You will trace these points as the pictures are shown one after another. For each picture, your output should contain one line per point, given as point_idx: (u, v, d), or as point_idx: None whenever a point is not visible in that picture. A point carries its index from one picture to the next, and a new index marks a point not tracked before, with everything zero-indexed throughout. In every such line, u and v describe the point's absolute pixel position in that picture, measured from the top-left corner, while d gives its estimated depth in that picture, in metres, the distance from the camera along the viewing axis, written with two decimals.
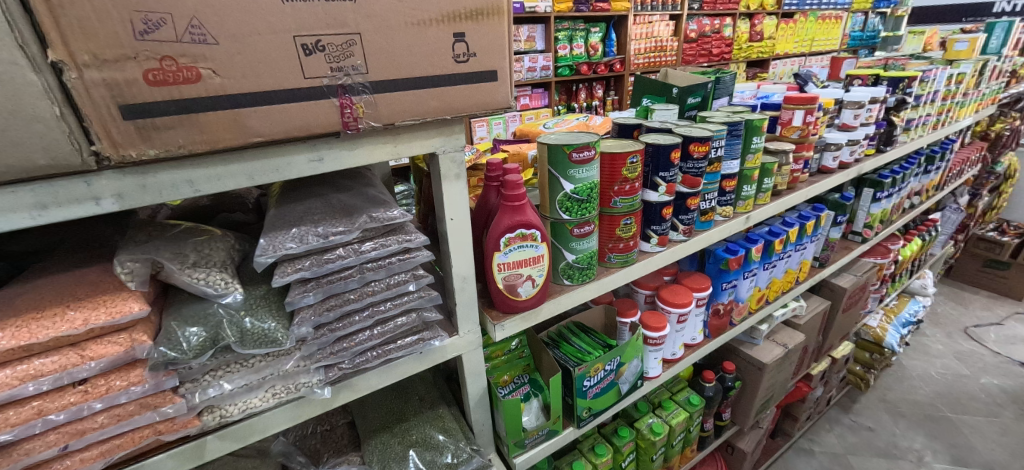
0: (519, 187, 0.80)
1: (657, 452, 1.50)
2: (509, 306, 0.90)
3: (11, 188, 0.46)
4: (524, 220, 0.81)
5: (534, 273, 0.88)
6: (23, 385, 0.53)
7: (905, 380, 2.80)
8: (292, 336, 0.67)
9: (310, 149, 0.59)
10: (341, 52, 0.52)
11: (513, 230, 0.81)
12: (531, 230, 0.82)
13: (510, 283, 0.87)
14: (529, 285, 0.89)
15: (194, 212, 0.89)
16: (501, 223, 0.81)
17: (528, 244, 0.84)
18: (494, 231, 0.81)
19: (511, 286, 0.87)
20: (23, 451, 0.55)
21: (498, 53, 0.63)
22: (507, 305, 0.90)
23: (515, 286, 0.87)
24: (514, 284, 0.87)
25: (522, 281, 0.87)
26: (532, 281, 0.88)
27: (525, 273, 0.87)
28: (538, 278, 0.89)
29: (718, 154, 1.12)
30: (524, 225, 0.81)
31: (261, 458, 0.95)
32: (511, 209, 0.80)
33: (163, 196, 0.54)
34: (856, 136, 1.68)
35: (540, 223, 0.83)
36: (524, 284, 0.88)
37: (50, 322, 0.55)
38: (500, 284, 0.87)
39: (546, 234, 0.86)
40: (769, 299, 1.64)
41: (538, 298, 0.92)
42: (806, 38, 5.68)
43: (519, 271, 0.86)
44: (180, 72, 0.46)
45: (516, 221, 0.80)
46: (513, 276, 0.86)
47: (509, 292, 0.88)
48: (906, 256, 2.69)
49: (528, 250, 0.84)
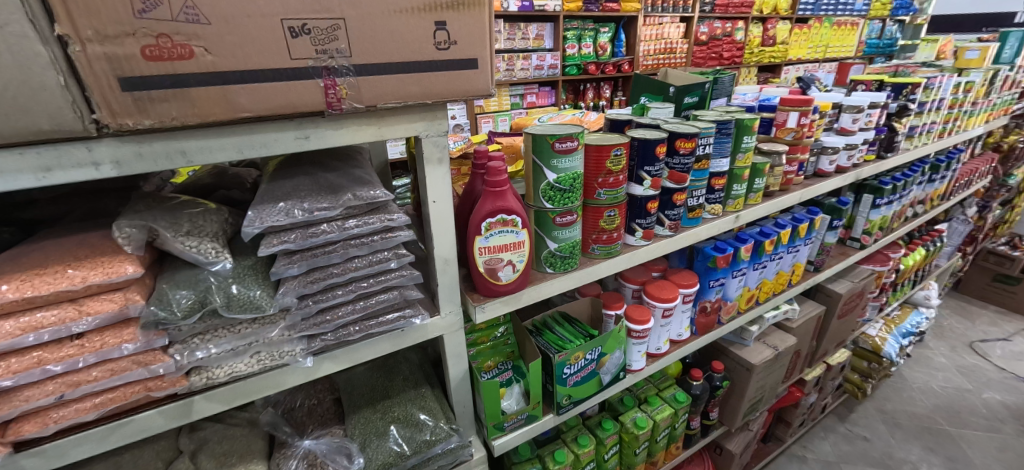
0: (501, 173, 0.83)
1: (640, 446, 1.53)
2: (490, 290, 0.93)
3: (18, 150, 0.50)
4: (504, 205, 0.84)
5: (515, 258, 0.91)
6: (25, 335, 0.58)
7: (904, 391, 2.79)
8: (276, 304, 0.71)
9: (297, 127, 0.63)
10: (326, 35, 0.56)
11: (494, 214, 0.84)
12: (512, 215, 0.85)
13: (491, 267, 0.90)
14: (510, 270, 0.91)
15: (195, 188, 0.94)
16: (482, 208, 0.84)
17: (508, 230, 0.87)
18: (476, 215, 0.84)
19: (492, 270, 0.90)
20: (23, 398, 0.60)
21: (479, 42, 0.66)
22: (489, 289, 0.93)
23: (495, 270, 0.91)
24: (495, 269, 0.90)
25: (502, 266, 0.90)
26: (513, 266, 0.91)
27: (505, 257, 0.90)
28: (519, 263, 0.92)
29: (706, 151, 1.14)
30: (504, 210, 0.84)
31: (250, 428, 1.02)
32: (493, 195, 0.84)
33: (157, 165, 0.58)
34: (854, 141, 1.67)
35: (521, 209, 0.86)
36: (505, 269, 0.91)
37: (52, 278, 0.60)
38: (481, 268, 0.90)
39: (527, 221, 0.89)
40: (760, 300, 1.65)
41: (519, 283, 0.95)
42: (821, 44, 5.62)
43: (499, 255, 0.89)
44: (175, 49, 0.50)
45: (496, 206, 0.84)
46: (494, 261, 0.89)
47: (490, 276, 0.91)
48: (909, 266, 2.67)
49: (509, 236, 0.88)
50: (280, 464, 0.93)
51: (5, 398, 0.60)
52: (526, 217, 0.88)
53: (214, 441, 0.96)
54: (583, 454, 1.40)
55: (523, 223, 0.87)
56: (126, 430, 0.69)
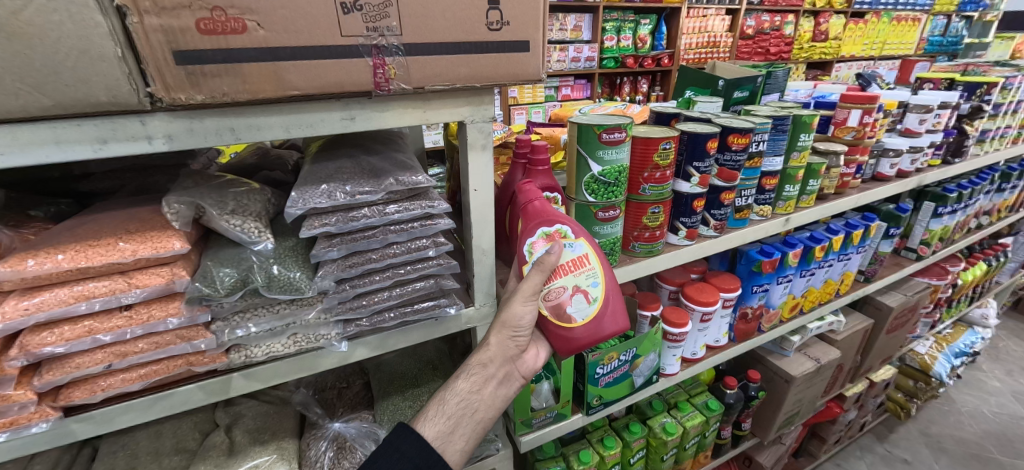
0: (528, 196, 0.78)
1: (667, 453, 1.47)
2: (566, 340, 0.80)
3: (76, 121, 0.50)
4: (545, 217, 0.79)
5: (585, 283, 0.78)
6: (78, 304, 0.60)
7: (952, 415, 2.61)
8: (314, 287, 0.71)
9: (343, 108, 0.62)
10: (378, 12, 0.54)
11: (534, 232, 0.79)
12: (554, 227, 0.78)
13: (558, 304, 0.79)
14: (583, 300, 0.78)
15: (239, 167, 0.95)
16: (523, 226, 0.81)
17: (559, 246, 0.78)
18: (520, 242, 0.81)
19: (557, 308, 0.79)
20: (74, 364, 0.62)
21: (533, 24, 0.63)
22: (569, 337, 0.80)
23: (563, 307, 0.79)
24: (560, 304, 0.79)
25: (569, 298, 0.78)
26: (582, 292, 0.78)
27: (566, 284, 0.78)
28: (593, 288, 0.79)
29: (760, 149, 1.07)
30: (545, 223, 0.78)
31: (282, 406, 1.03)
32: (530, 212, 0.81)
33: (207, 142, 0.57)
34: (920, 143, 1.55)
35: (564, 218, 0.79)
36: (572, 301, 0.78)
37: (104, 250, 0.61)
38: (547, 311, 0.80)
39: (577, 229, 0.79)
40: (805, 309, 1.57)
41: (606, 315, 0.80)
42: (877, 40, 5.30)
43: (556, 284, 0.78)
44: (228, 22, 0.49)
45: (536, 222, 0.79)
46: (555, 291, 0.78)
47: (556, 319, 0.80)
48: (967, 281, 2.49)
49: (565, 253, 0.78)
50: (311, 445, 0.94)
51: (58, 363, 0.62)
52: (575, 227, 0.79)
53: (248, 416, 0.98)
54: (609, 456, 1.37)
55: (574, 233, 0.78)
56: (168, 402, 0.70)
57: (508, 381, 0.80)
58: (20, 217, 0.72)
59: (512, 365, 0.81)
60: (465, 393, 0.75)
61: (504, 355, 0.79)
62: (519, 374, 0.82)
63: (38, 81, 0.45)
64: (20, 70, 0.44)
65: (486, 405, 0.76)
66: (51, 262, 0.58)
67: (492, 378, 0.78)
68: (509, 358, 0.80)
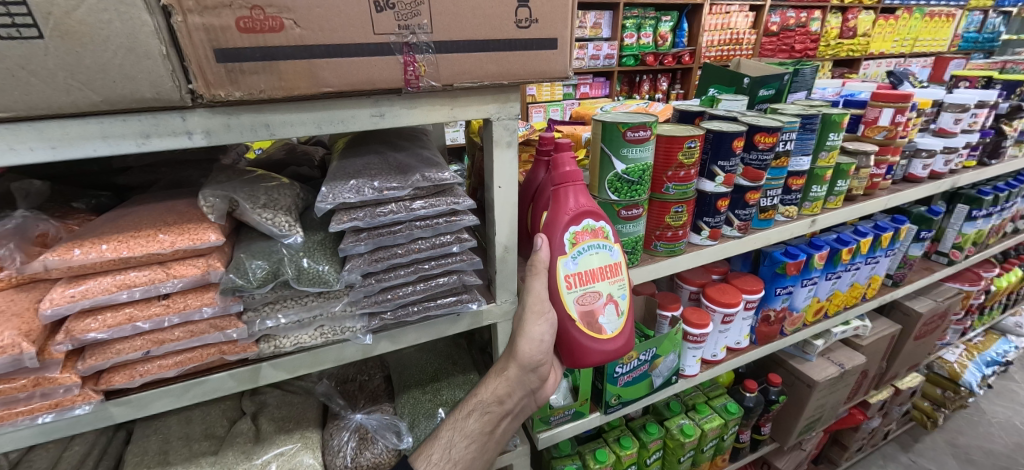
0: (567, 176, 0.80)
1: (685, 454, 1.46)
2: (592, 351, 0.81)
3: (122, 117, 0.53)
4: (591, 210, 0.81)
5: (618, 294, 0.83)
6: (119, 292, 0.62)
7: (981, 425, 2.52)
8: (342, 280, 0.72)
9: (373, 104, 0.63)
10: (409, 10, 0.55)
11: (580, 222, 0.79)
12: (597, 222, 0.81)
13: (590, 305, 0.80)
14: (614, 311, 0.82)
15: (267, 162, 0.97)
16: (565, 214, 0.79)
17: (603, 246, 0.81)
18: (557, 226, 0.79)
19: (590, 315, 0.80)
20: (115, 350, 0.65)
21: (561, 21, 0.64)
22: (599, 350, 0.81)
23: (595, 316, 0.81)
24: (593, 310, 0.80)
25: (603, 307, 0.81)
26: (615, 302, 0.82)
27: (602, 290, 0.81)
28: (622, 301, 0.83)
29: (787, 148, 1.05)
30: (591, 216, 0.80)
31: (306, 396, 1.06)
32: (566, 194, 0.80)
33: (243, 137, 0.59)
34: (955, 144, 1.50)
35: (606, 218, 0.83)
36: (605, 311, 0.81)
37: (144, 241, 0.63)
38: (577, 311, 0.79)
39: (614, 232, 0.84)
40: (829, 314, 1.53)
41: (626, 329, 0.85)
42: (908, 36, 5.13)
43: (593, 287, 0.80)
44: (266, 21, 0.50)
45: (582, 211, 0.80)
46: (591, 295, 0.80)
47: (587, 327, 0.80)
48: (1001, 287, 2.40)
49: (602, 254, 0.81)
50: (333, 434, 0.95)
51: (100, 349, 0.64)
52: (614, 230, 0.84)
53: (273, 405, 1.01)
54: (625, 456, 1.37)
55: (616, 236, 0.83)
56: (200, 389, 0.72)
57: (520, 415, 0.90)
58: (63, 209, 0.75)
59: (529, 399, 0.89)
60: (477, 434, 0.85)
61: (522, 391, 0.87)
62: (535, 404, 0.91)
63: (87, 77, 0.47)
64: (73, 67, 0.46)
65: (495, 442, 0.88)
66: (95, 251, 0.61)
67: (507, 414, 0.87)
68: (528, 392, 0.87)
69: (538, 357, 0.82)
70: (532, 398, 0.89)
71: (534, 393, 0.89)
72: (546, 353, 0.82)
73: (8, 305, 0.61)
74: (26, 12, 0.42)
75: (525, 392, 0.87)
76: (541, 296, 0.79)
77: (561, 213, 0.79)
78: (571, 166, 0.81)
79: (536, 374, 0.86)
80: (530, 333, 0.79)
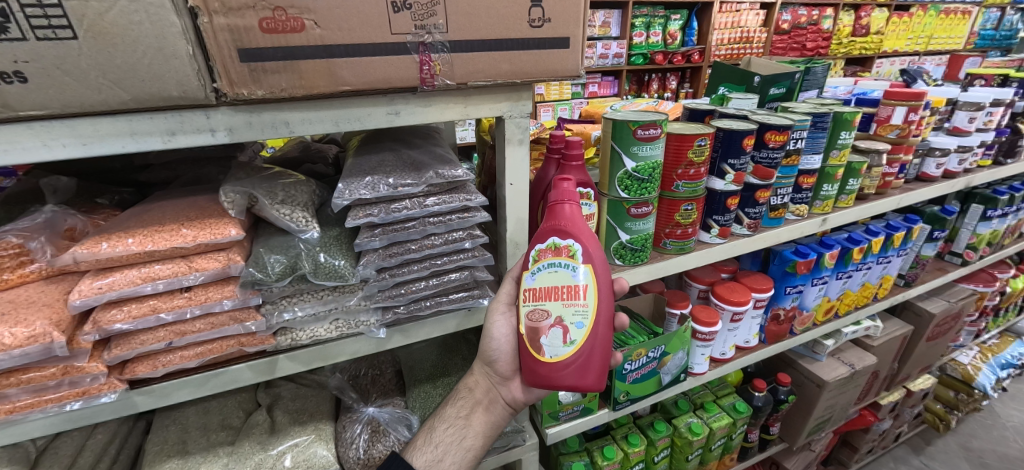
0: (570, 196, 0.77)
1: (692, 453, 1.46)
2: (533, 369, 0.77)
3: (149, 114, 0.55)
4: (561, 227, 0.75)
5: (570, 320, 0.74)
6: (144, 284, 0.65)
7: (995, 429, 2.49)
8: (356, 274, 0.74)
9: (388, 102, 0.65)
10: (426, 10, 0.56)
11: (545, 239, 0.76)
12: (565, 241, 0.75)
13: (534, 323, 0.76)
14: (560, 337, 0.74)
15: (283, 160, 0.99)
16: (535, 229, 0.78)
17: (563, 265, 0.75)
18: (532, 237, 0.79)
19: (534, 332, 0.76)
20: (139, 341, 0.67)
21: (573, 21, 0.65)
22: (536, 369, 0.76)
23: (538, 335, 0.75)
24: (537, 329, 0.75)
25: (548, 328, 0.75)
26: (562, 328, 0.74)
27: (552, 311, 0.75)
28: (575, 329, 0.74)
29: (798, 146, 1.05)
30: (559, 234, 0.75)
31: (319, 390, 1.07)
32: (558, 214, 0.76)
33: (264, 134, 0.61)
34: (969, 143, 1.48)
35: (581, 236, 0.75)
36: (549, 333, 0.75)
37: (169, 235, 0.65)
38: (523, 326, 0.77)
39: (587, 257, 0.75)
40: (840, 313, 1.52)
41: (579, 364, 0.74)
42: (922, 34, 5.07)
43: (543, 305, 0.76)
44: (288, 22, 0.52)
45: (550, 228, 0.76)
46: (539, 313, 0.76)
47: (529, 343, 0.76)
48: (1016, 288, 2.37)
49: (562, 274, 0.75)
50: (346, 427, 0.97)
51: (125, 339, 0.66)
52: (589, 250, 0.75)
53: (287, 398, 1.03)
54: (633, 453, 1.37)
55: (583, 257, 0.74)
56: (219, 380, 0.74)
57: (493, 408, 0.87)
58: (89, 204, 0.78)
59: (496, 395, 0.88)
60: (454, 418, 0.86)
61: (486, 383, 0.89)
62: (503, 402, 0.88)
63: (118, 76, 0.49)
64: (104, 67, 0.48)
65: (475, 432, 0.86)
66: (122, 245, 0.63)
67: (479, 402, 0.87)
68: (493, 384, 0.89)
69: (493, 352, 0.87)
70: (499, 394, 0.88)
71: (501, 388, 0.88)
72: (499, 351, 0.86)
73: (39, 296, 0.63)
74: (61, 14, 0.44)
75: (489, 385, 0.89)
76: (504, 300, 0.86)
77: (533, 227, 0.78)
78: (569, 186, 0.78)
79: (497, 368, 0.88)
80: (490, 329, 0.86)
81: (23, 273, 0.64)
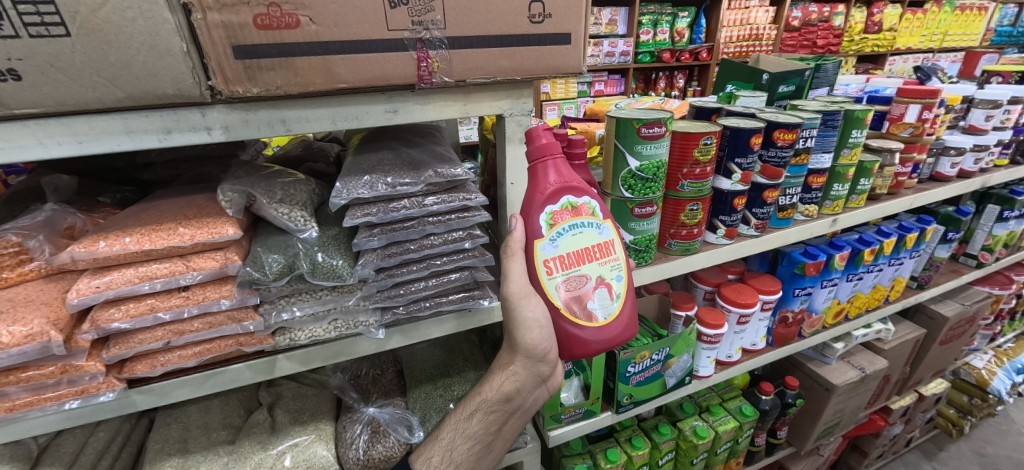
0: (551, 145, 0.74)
1: (698, 457, 1.43)
2: (584, 342, 0.76)
3: (144, 113, 0.54)
4: (573, 186, 0.75)
5: (609, 276, 0.78)
6: (142, 283, 0.64)
7: (1010, 435, 2.43)
8: (354, 274, 0.74)
9: (387, 100, 0.64)
10: (423, 6, 0.55)
11: (558, 200, 0.74)
12: (581, 198, 0.76)
13: (578, 290, 0.75)
14: (607, 295, 0.77)
15: (285, 158, 0.99)
16: (542, 193, 0.73)
17: (589, 224, 0.77)
18: (535, 200, 0.73)
19: (581, 300, 0.75)
20: (137, 340, 0.66)
21: (574, 16, 0.64)
22: (591, 338, 0.76)
23: (586, 301, 0.76)
24: (582, 295, 0.76)
25: (592, 290, 0.76)
26: (606, 285, 0.77)
27: (592, 273, 0.77)
28: (615, 284, 0.79)
29: (807, 145, 1.03)
30: (573, 193, 0.75)
31: (321, 389, 1.07)
32: (539, 172, 0.74)
33: (261, 133, 0.60)
34: (985, 141, 1.45)
35: (592, 193, 0.78)
36: (595, 295, 0.76)
37: (166, 234, 0.65)
38: (565, 293, 0.74)
39: (604, 211, 0.79)
40: (850, 316, 1.49)
41: (625, 314, 0.79)
42: (937, 31, 4.98)
43: (581, 269, 0.76)
44: (283, 18, 0.51)
45: (561, 188, 0.74)
46: (576, 278, 0.75)
47: (577, 315, 0.75)
48: None
49: (590, 234, 0.77)
50: (346, 427, 0.96)
51: (123, 338, 0.66)
52: (602, 207, 0.79)
53: (288, 397, 1.02)
54: (637, 456, 1.35)
55: (603, 213, 0.78)
56: (218, 379, 0.73)
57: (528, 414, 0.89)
58: (90, 203, 0.78)
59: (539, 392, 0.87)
60: (481, 434, 0.86)
61: (531, 384, 0.85)
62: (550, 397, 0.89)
63: (112, 74, 0.48)
64: (99, 63, 0.47)
65: (503, 437, 0.90)
66: (119, 244, 0.63)
67: (514, 411, 0.88)
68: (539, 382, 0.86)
69: (543, 345, 0.79)
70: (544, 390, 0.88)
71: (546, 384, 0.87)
72: (548, 340, 0.79)
73: (38, 294, 0.63)
74: (53, 11, 0.44)
75: (535, 384, 0.86)
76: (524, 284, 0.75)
77: (538, 192, 0.73)
78: (548, 137, 0.73)
79: (545, 364, 0.83)
80: (532, 321, 0.76)
81: (23, 272, 0.64)
